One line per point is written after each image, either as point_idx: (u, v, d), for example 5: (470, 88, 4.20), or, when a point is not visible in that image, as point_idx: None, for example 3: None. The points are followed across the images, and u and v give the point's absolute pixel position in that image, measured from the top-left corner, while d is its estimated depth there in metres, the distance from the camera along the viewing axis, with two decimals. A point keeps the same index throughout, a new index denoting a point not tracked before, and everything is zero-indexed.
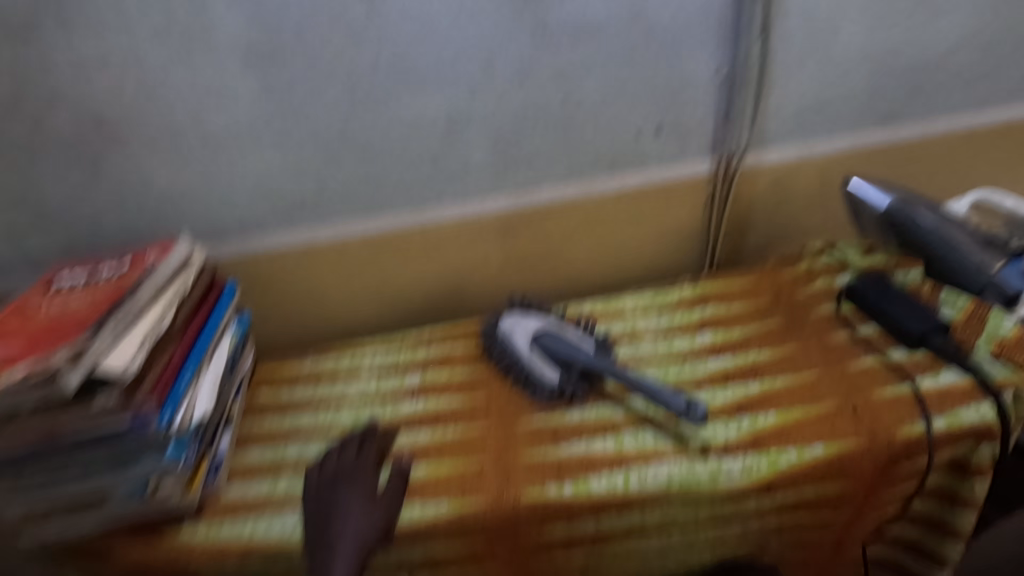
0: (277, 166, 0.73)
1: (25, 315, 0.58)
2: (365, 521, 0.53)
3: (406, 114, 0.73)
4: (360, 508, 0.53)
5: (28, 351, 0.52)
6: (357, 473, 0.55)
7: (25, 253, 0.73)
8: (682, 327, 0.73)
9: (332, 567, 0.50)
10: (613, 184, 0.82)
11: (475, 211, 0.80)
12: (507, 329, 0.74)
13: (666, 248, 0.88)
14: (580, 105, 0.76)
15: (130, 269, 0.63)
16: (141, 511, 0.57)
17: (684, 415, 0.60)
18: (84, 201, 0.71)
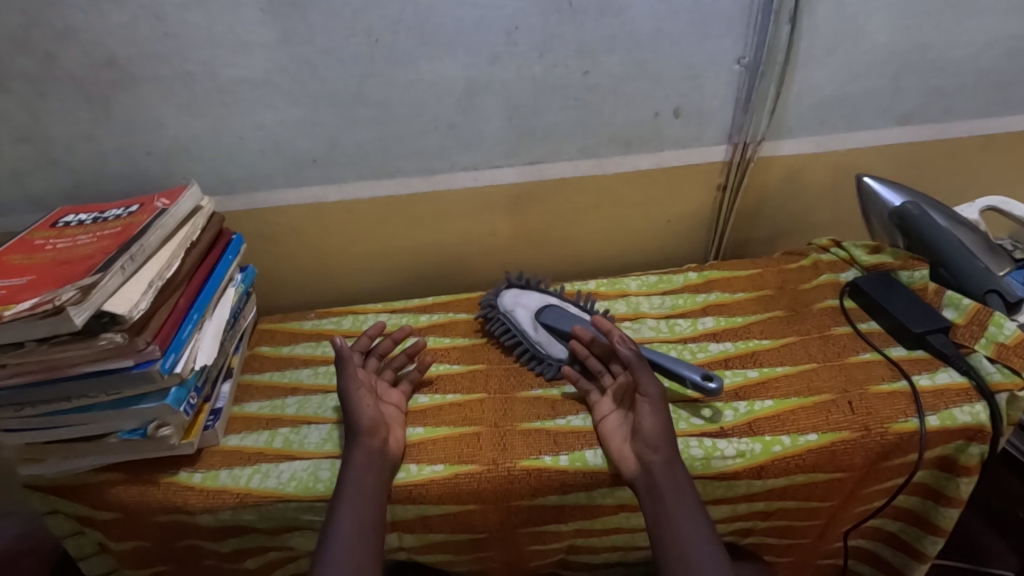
0: (290, 122, 0.73)
1: (31, 251, 0.58)
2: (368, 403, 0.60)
3: (425, 79, 0.72)
4: (361, 388, 0.61)
5: (34, 286, 0.51)
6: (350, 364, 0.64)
7: (33, 188, 0.73)
8: (683, 311, 0.75)
9: (355, 438, 0.57)
10: (626, 165, 0.82)
11: (486, 181, 0.80)
12: (508, 305, 0.73)
13: (670, 234, 0.90)
14: (601, 82, 0.75)
15: (141, 212, 0.63)
16: (141, 450, 0.59)
17: (698, 386, 0.60)
18: (93, 142, 0.71)
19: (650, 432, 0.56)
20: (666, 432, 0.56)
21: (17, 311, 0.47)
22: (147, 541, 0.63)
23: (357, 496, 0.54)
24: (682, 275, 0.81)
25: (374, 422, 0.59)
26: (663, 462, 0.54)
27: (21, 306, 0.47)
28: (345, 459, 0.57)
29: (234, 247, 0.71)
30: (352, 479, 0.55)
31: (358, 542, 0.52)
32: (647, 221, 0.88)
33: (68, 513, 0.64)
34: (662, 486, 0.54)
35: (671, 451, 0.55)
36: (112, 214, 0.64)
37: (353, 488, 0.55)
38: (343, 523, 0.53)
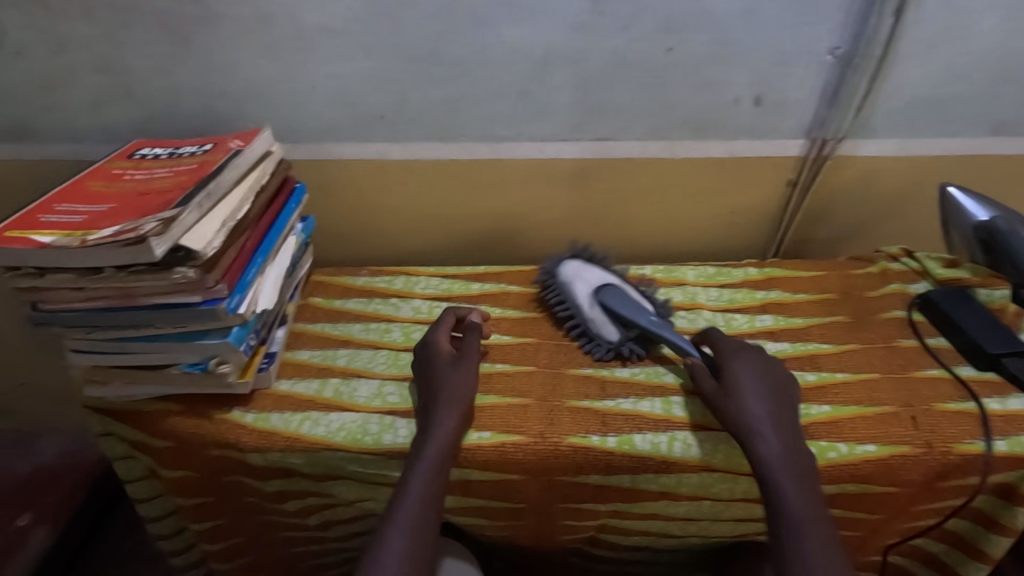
0: (364, 74, 0.72)
1: (110, 180, 0.59)
2: (453, 376, 0.60)
3: (503, 42, 0.70)
4: (446, 363, 0.61)
5: (115, 214, 0.52)
6: (439, 343, 0.63)
7: (110, 119, 0.75)
8: (741, 307, 0.73)
9: (440, 404, 0.58)
10: (696, 150, 0.79)
11: (552, 153, 0.79)
12: (569, 278, 0.72)
13: (730, 226, 0.88)
14: (684, 61, 0.72)
15: (216, 151, 0.63)
16: (200, 385, 0.60)
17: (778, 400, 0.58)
18: (170, 78, 0.72)
19: (754, 419, 0.54)
20: (771, 421, 0.54)
21: (101, 236, 0.48)
22: (194, 473, 0.65)
23: (432, 466, 0.54)
24: (741, 269, 0.78)
25: (463, 395, 0.59)
26: (776, 452, 0.52)
27: (105, 232, 0.49)
28: (427, 425, 0.57)
29: (298, 196, 0.71)
30: (433, 446, 0.55)
31: (425, 510, 0.53)
32: (709, 211, 0.86)
33: (122, 436, 0.66)
34: (777, 476, 0.51)
35: (782, 439, 0.53)
36: (187, 151, 0.65)
37: (433, 456, 0.55)
38: (412, 491, 0.53)
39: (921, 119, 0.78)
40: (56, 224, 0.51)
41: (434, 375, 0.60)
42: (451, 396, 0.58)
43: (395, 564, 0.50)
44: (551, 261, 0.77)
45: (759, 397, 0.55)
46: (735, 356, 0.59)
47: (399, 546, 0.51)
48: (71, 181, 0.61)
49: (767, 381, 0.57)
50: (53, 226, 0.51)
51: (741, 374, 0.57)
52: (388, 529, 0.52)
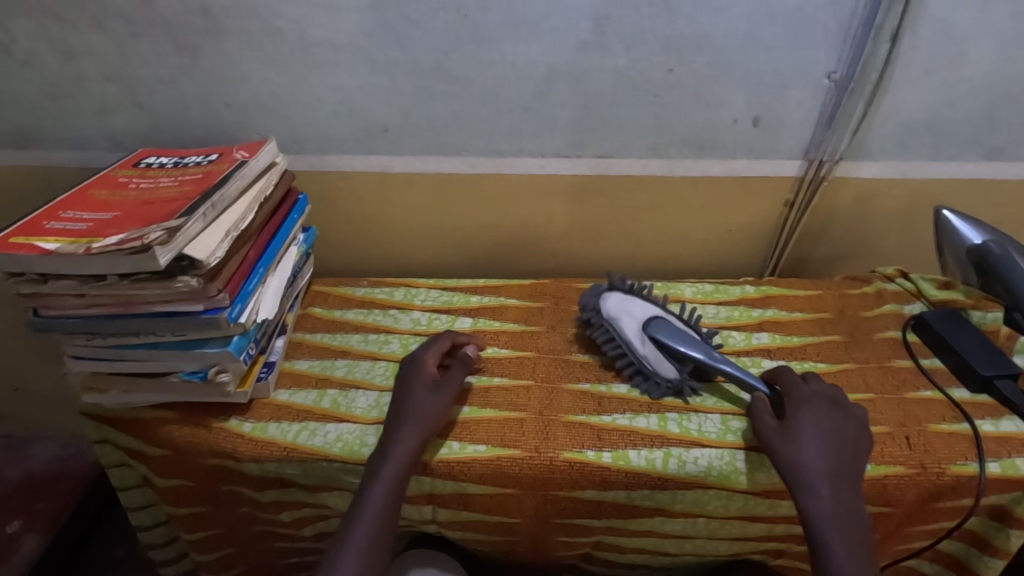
0: (368, 88, 0.73)
1: (115, 187, 0.60)
2: (422, 398, 0.60)
3: (507, 60, 0.71)
4: (423, 387, 0.61)
5: (121, 222, 0.53)
6: (415, 363, 0.63)
7: (115, 127, 0.76)
8: (738, 324, 0.74)
9: (403, 424, 0.57)
10: (695, 169, 0.81)
11: (553, 169, 0.80)
12: (614, 314, 0.68)
13: (729, 244, 0.89)
14: (684, 80, 0.73)
15: (220, 162, 0.64)
16: (199, 393, 0.60)
17: None
18: (176, 88, 0.73)
19: (811, 474, 0.52)
20: (829, 477, 0.52)
21: (106, 244, 0.49)
22: (189, 480, 0.65)
23: (389, 485, 0.54)
24: (738, 287, 0.79)
25: (428, 416, 0.58)
26: (829, 510, 0.50)
27: (110, 240, 0.49)
28: (388, 443, 0.56)
29: (300, 207, 0.72)
30: (387, 465, 0.55)
31: (377, 530, 0.53)
32: (707, 229, 0.87)
33: (117, 443, 0.66)
34: (826, 533, 0.50)
35: (837, 498, 0.51)
36: (192, 161, 0.66)
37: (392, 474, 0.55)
38: (366, 509, 0.54)
39: (916, 142, 0.79)
40: (61, 231, 0.52)
41: (404, 398, 0.60)
42: (415, 416, 0.58)
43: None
44: (591, 291, 0.74)
45: (822, 451, 0.53)
46: (805, 405, 0.56)
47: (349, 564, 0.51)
48: (77, 189, 0.61)
49: (833, 434, 0.55)
50: (58, 233, 0.52)
51: (806, 425, 0.55)
52: (341, 547, 0.52)
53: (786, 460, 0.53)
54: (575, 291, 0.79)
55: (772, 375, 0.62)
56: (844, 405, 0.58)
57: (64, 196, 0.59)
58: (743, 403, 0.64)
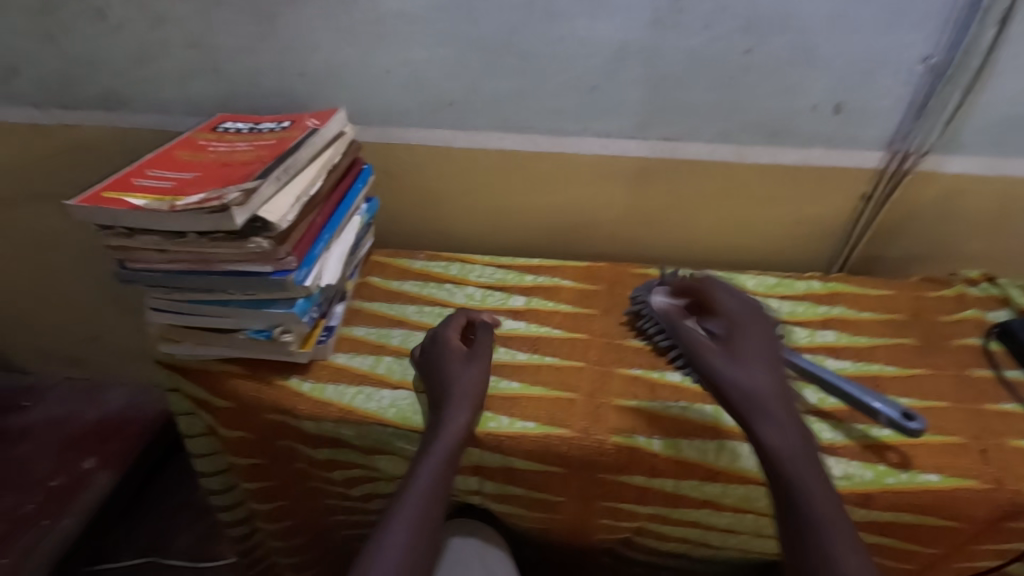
0: (436, 61, 0.73)
1: (195, 150, 0.63)
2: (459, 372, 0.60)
3: (577, 36, 0.69)
4: (459, 360, 0.61)
5: (201, 182, 0.55)
6: (445, 339, 0.63)
7: (194, 93, 0.79)
8: (801, 320, 0.71)
9: (450, 400, 0.58)
10: (767, 156, 0.77)
11: (617, 150, 0.78)
12: (666, 303, 0.68)
13: (795, 237, 0.85)
14: (763, 62, 0.69)
15: (293, 128, 0.65)
16: (264, 351, 0.63)
17: (897, 426, 0.55)
18: (253, 56, 0.75)
19: (767, 400, 0.49)
20: (784, 407, 0.50)
21: (189, 203, 0.51)
22: (249, 433, 0.69)
23: (439, 463, 0.55)
24: (804, 282, 0.76)
25: (469, 391, 0.59)
26: (791, 443, 0.48)
27: (192, 199, 0.52)
28: (436, 422, 0.57)
29: (364, 176, 0.73)
30: (440, 442, 0.56)
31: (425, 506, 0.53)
32: (774, 221, 0.83)
33: (186, 393, 0.70)
34: (793, 469, 0.47)
35: (794, 430, 0.49)
36: (267, 127, 0.67)
37: (441, 451, 0.55)
38: (416, 489, 0.53)
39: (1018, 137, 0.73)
40: (148, 189, 0.55)
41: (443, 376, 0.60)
42: (461, 392, 0.58)
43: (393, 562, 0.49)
44: (642, 284, 0.73)
45: (772, 376, 0.51)
46: (748, 326, 0.54)
47: (401, 537, 0.50)
48: (162, 149, 0.65)
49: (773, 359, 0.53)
50: (145, 190, 0.55)
51: (753, 349, 0.53)
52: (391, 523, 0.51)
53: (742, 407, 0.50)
54: (631, 276, 0.78)
55: (699, 282, 0.61)
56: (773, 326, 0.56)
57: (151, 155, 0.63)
58: (802, 401, 0.61)
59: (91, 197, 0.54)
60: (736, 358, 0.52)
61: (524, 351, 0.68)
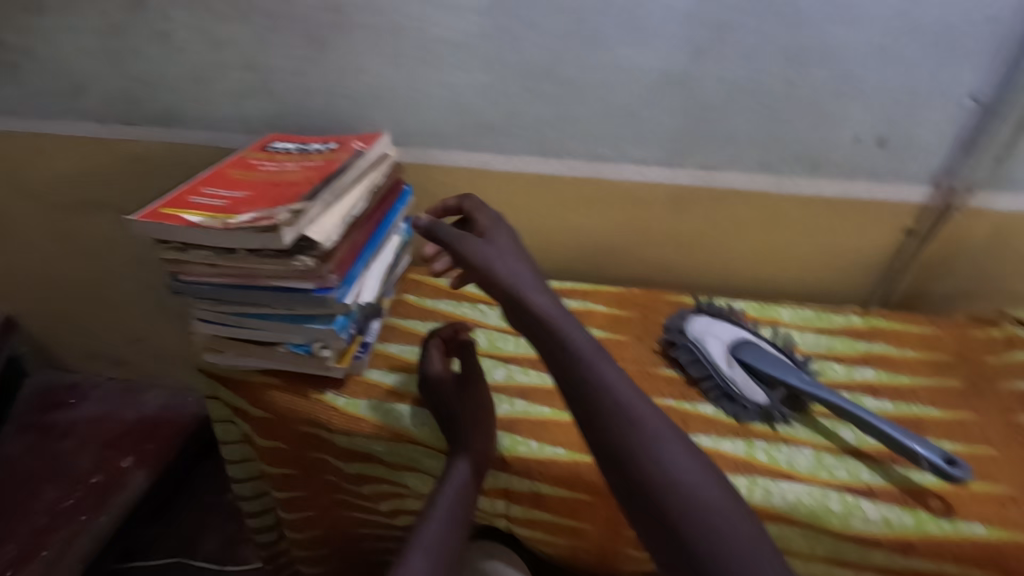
0: (478, 87, 0.75)
1: (247, 169, 0.66)
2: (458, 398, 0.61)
3: (618, 65, 0.70)
4: (453, 390, 0.62)
5: (252, 201, 0.58)
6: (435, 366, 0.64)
7: (246, 112, 0.83)
8: (840, 355, 0.69)
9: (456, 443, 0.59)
10: (807, 187, 0.76)
11: (654, 176, 0.78)
12: (699, 334, 0.68)
13: (834, 268, 0.83)
14: (806, 93, 0.69)
15: (339, 151, 0.68)
16: (302, 365, 0.65)
17: (941, 471, 0.54)
18: (303, 78, 0.78)
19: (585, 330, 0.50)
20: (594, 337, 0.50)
21: (241, 222, 0.54)
22: (282, 444, 0.70)
23: (456, 496, 0.56)
24: (843, 316, 0.75)
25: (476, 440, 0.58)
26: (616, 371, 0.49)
27: (245, 218, 0.54)
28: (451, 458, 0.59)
29: (404, 197, 0.75)
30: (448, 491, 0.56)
31: (444, 533, 0.53)
32: (813, 252, 0.82)
33: (224, 401, 0.72)
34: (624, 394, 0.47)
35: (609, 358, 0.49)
36: (314, 148, 0.70)
37: (457, 485, 0.57)
38: (437, 516, 0.54)
39: None
40: (202, 206, 0.58)
41: (449, 406, 0.61)
42: (469, 430, 0.59)
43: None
44: (676, 313, 0.74)
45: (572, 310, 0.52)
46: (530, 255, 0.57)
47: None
48: (216, 168, 0.68)
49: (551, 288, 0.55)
50: (200, 208, 0.57)
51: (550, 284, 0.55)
52: (411, 549, 0.51)
53: (549, 342, 0.49)
54: (665, 303, 0.78)
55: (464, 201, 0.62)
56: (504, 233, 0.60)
57: (206, 173, 0.66)
58: (838, 441, 0.60)
59: (150, 213, 0.57)
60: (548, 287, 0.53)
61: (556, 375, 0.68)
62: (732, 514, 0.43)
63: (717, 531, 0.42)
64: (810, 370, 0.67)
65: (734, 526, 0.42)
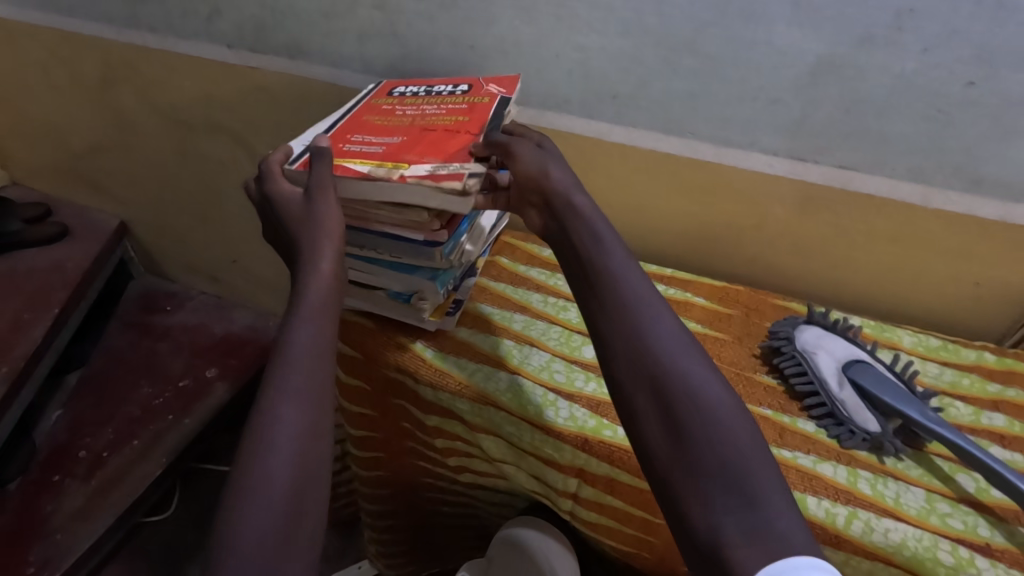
0: (610, 52, 0.70)
1: (386, 113, 0.65)
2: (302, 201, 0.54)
3: (772, 44, 0.64)
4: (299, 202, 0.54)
5: (413, 149, 0.57)
6: (282, 185, 0.57)
7: (369, 52, 0.82)
8: (966, 395, 0.63)
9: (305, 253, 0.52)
10: (959, 205, 0.69)
11: (782, 170, 0.73)
12: (809, 346, 0.63)
13: (967, 297, 0.76)
14: (988, 98, 0.61)
15: (475, 93, 0.66)
16: (399, 309, 0.67)
17: None
18: (432, 23, 0.76)
19: (616, 252, 0.51)
20: (628, 260, 0.50)
21: (420, 176, 0.53)
22: (365, 384, 0.72)
23: (313, 318, 0.48)
24: (974, 351, 0.67)
25: (326, 243, 0.52)
26: (641, 288, 0.48)
27: (421, 170, 0.54)
28: (300, 276, 0.51)
29: None
30: (300, 319, 0.48)
31: (308, 371, 0.46)
32: (946, 275, 0.75)
33: None
34: (641, 312, 0.47)
35: (639, 278, 0.49)
36: (445, 90, 0.68)
37: (314, 305, 0.49)
38: (292, 347, 0.46)
39: None
40: (361, 154, 0.58)
41: (291, 216, 0.54)
42: (319, 233, 0.52)
43: (290, 433, 0.43)
44: (784, 319, 0.68)
45: (608, 228, 0.52)
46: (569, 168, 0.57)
47: (284, 443, 0.42)
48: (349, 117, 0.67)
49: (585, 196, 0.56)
50: (361, 156, 0.58)
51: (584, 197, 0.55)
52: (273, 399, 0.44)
53: (584, 262, 0.51)
54: (772, 307, 0.72)
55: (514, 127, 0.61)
56: (544, 145, 0.59)
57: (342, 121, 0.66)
58: (955, 486, 0.55)
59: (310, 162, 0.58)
60: (584, 203, 0.54)
61: None
62: (751, 447, 0.41)
63: (731, 448, 0.40)
64: (932, 405, 0.61)
65: (730, 418, 0.42)
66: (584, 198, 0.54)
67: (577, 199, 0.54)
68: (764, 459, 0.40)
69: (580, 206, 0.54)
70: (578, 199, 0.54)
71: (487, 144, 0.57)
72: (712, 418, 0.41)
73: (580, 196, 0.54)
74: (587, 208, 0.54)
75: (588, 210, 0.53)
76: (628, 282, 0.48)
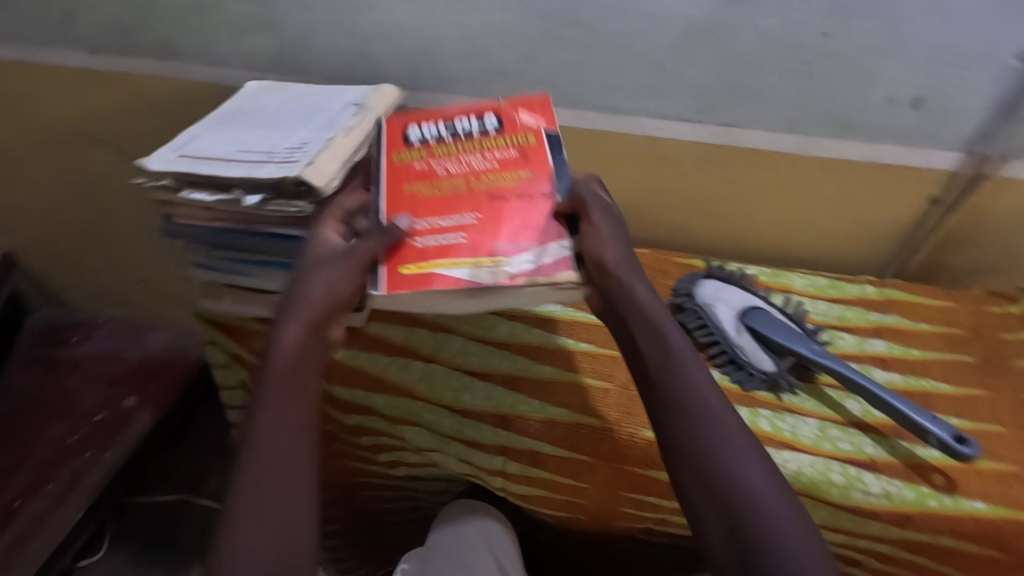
0: (491, 28, 0.70)
1: (428, 179, 0.58)
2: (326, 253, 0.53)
3: (644, 9, 0.65)
4: (322, 257, 0.52)
5: (493, 230, 0.54)
6: (328, 238, 0.54)
7: (246, 48, 0.78)
8: (851, 326, 0.68)
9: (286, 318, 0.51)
10: (833, 150, 0.73)
11: (671, 133, 0.75)
12: (708, 299, 0.66)
13: (849, 235, 0.82)
14: (845, 48, 0.64)
15: (511, 128, 0.60)
16: None
17: (947, 449, 0.54)
18: (309, 12, 0.73)
19: (676, 345, 0.50)
20: (698, 358, 0.50)
21: (528, 271, 0.52)
22: None
23: (288, 396, 0.48)
24: (857, 286, 0.72)
25: (319, 311, 0.51)
26: (698, 380, 0.49)
27: (526, 265, 0.52)
28: (267, 348, 0.50)
29: None
30: (269, 389, 0.48)
31: (275, 449, 0.46)
32: (829, 218, 0.80)
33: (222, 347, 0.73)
34: (711, 410, 0.47)
35: (705, 378, 0.49)
36: (470, 126, 0.60)
37: (285, 376, 0.49)
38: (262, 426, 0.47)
39: None
40: (444, 250, 0.53)
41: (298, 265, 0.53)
42: (303, 301, 0.51)
43: (263, 520, 0.44)
44: (686, 276, 0.71)
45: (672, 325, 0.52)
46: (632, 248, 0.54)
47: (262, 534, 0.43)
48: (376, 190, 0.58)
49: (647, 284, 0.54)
50: (446, 252, 0.53)
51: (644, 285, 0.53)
52: (247, 483, 0.45)
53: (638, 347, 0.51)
54: (675, 266, 0.75)
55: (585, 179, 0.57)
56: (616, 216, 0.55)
57: (213, 127, 0.63)
58: (844, 412, 0.59)
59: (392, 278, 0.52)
60: (644, 294, 0.52)
61: (561, 338, 0.66)
62: (797, 540, 0.42)
63: (783, 543, 0.41)
64: (820, 339, 0.65)
65: (780, 512, 0.43)
66: (645, 286, 0.53)
67: (636, 288, 0.52)
68: (811, 551, 0.42)
69: (638, 295, 0.52)
70: (636, 284, 0.52)
71: (570, 199, 0.54)
72: (770, 514, 0.43)
73: (641, 283, 0.53)
74: (645, 297, 0.52)
75: (642, 293, 0.52)
76: (694, 378, 0.49)
